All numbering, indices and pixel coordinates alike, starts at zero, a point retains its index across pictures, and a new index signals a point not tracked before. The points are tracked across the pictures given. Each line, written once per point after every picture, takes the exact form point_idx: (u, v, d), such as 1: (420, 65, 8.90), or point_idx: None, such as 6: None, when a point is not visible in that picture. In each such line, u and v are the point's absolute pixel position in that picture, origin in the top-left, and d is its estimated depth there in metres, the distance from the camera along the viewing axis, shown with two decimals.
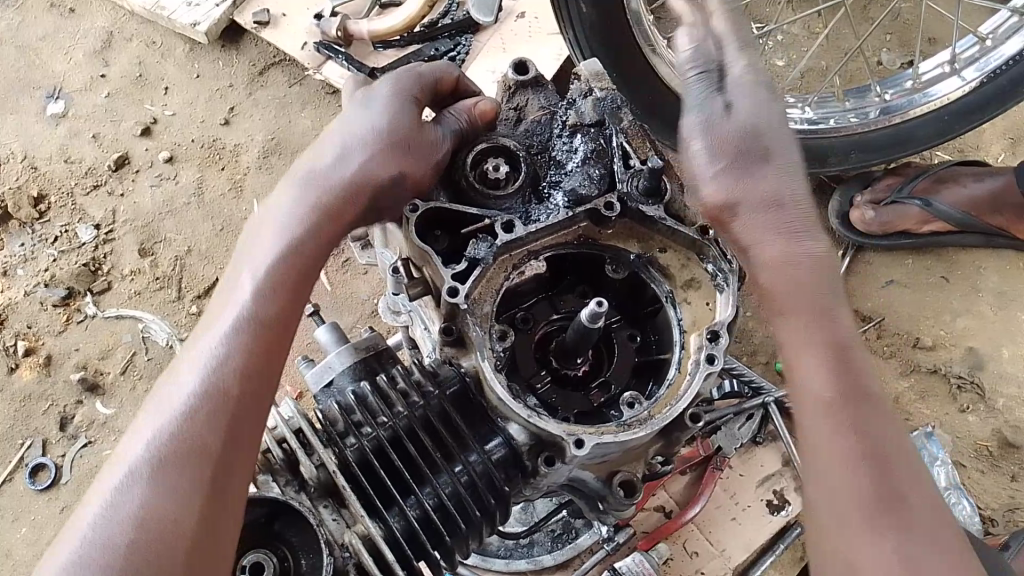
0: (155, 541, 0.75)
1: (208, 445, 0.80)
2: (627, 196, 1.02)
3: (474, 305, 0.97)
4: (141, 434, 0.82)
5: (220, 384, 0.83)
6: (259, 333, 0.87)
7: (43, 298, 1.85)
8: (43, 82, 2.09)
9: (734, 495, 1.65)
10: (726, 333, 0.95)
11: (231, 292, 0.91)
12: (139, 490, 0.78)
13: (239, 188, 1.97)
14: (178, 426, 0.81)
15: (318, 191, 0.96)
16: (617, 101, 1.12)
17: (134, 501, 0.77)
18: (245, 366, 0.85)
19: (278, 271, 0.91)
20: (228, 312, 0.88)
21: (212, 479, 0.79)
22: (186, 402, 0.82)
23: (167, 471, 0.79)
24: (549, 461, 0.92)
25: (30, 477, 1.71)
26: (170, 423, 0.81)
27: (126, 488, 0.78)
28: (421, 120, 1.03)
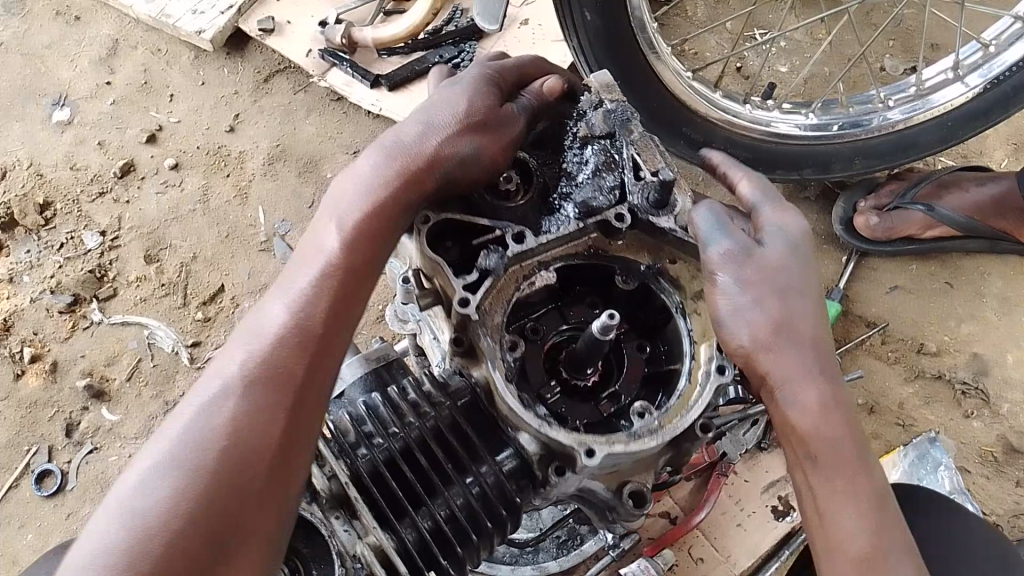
0: (226, 473, 0.73)
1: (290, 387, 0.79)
2: (638, 208, 1.03)
3: (485, 315, 0.96)
4: (226, 369, 0.80)
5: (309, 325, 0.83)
6: (341, 283, 0.86)
7: (48, 305, 1.86)
8: (49, 89, 2.10)
9: (740, 501, 1.66)
10: None
11: (290, 271, 0.88)
12: (222, 419, 0.76)
13: (244, 194, 1.98)
14: (265, 365, 0.79)
15: (381, 170, 0.93)
16: (627, 112, 1.12)
17: (217, 429, 0.75)
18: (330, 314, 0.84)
19: (341, 254, 0.88)
20: (317, 262, 0.87)
21: (289, 424, 0.78)
22: (274, 344, 0.81)
23: (251, 408, 0.77)
24: (560, 470, 0.93)
25: (36, 483, 1.71)
26: (222, 397, 0.77)
27: (208, 415, 0.76)
28: (494, 108, 1.03)
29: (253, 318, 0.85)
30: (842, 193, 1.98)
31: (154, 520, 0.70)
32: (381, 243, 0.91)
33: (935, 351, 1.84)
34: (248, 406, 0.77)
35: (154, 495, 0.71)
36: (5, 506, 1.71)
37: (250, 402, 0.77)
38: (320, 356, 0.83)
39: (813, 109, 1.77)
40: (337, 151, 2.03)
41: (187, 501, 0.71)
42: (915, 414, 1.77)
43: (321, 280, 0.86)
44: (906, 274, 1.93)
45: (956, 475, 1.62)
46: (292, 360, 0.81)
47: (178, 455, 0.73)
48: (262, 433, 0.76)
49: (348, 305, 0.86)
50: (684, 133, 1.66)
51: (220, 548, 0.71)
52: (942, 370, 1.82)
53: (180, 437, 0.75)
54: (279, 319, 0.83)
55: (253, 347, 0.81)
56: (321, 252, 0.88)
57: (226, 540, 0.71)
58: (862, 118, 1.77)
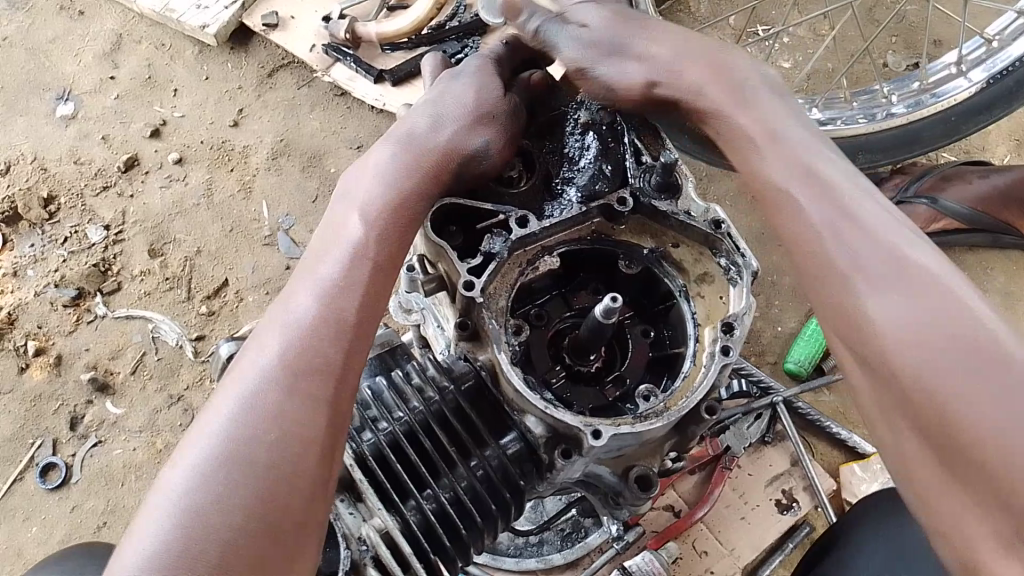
0: (276, 476, 0.74)
1: (329, 380, 0.81)
2: (640, 191, 1.03)
3: (489, 300, 0.98)
4: (258, 367, 0.81)
5: (341, 322, 0.84)
6: (371, 278, 0.88)
7: (53, 299, 1.86)
8: (53, 84, 2.10)
9: (744, 494, 1.66)
10: (741, 325, 0.96)
11: (308, 268, 0.89)
12: (265, 420, 0.77)
13: (249, 189, 1.98)
14: (301, 359, 0.81)
15: (402, 165, 0.94)
16: (628, 99, 1.13)
17: (261, 429, 0.76)
18: (361, 307, 0.86)
19: (367, 245, 0.89)
20: (342, 254, 0.89)
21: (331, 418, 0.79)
22: (307, 338, 0.82)
23: (293, 407, 0.78)
24: (566, 453, 0.93)
25: (40, 476, 1.72)
26: (253, 395, 0.79)
27: (249, 417, 0.77)
28: (499, 97, 1.03)
29: (274, 316, 0.85)
30: None
31: (207, 523, 0.71)
32: (406, 235, 0.93)
33: None
34: (282, 401, 0.78)
35: (199, 498, 0.72)
36: (11, 498, 1.72)
37: (285, 397, 0.78)
38: (346, 345, 0.84)
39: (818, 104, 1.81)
40: (341, 146, 2.03)
41: (234, 501, 0.73)
42: None
43: (344, 272, 0.87)
44: None
45: None
46: (319, 352, 0.82)
47: (217, 458, 0.75)
48: (305, 427, 0.77)
49: (377, 295, 0.88)
50: (689, 127, 1.67)
51: (276, 541, 0.72)
52: None
53: (217, 439, 0.76)
54: (302, 315, 0.84)
55: (279, 343, 0.82)
56: (345, 244, 0.89)
57: (278, 533, 0.73)
58: (864, 112, 1.78)
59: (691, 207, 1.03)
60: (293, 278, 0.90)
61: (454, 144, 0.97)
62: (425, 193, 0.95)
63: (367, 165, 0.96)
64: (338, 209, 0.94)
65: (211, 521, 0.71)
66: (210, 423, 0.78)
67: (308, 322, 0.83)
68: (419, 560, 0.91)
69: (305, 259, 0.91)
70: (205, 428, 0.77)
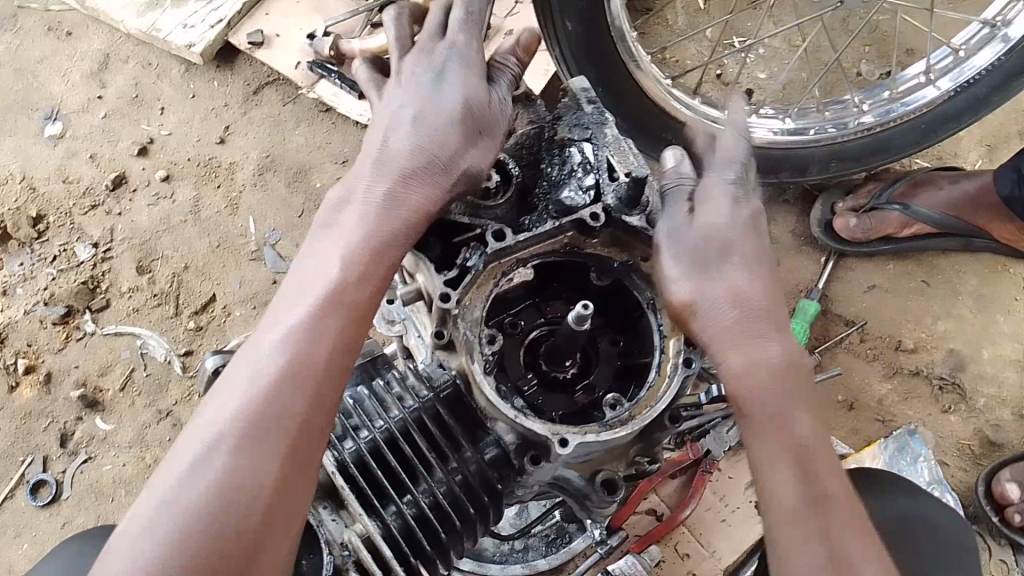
0: (247, 484, 0.80)
1: (304, 396, 0.86)
2: (612, 207, 1.05)
3: (465, 311, 1.00)
4: (244, 377, 0.87)
5: (321, 338, 0.90)
6: (352, 294, 0.94)
7: (42, 317, 1.88)
8: (41, 103, 2.12)
9: (724, 497, 1.69)
10: (702, 335, 1.00)
11: (308, 266, 0.95)
12: (244, 430, 0.83)
13: (235, 205, 2.01)
14: (281, 374, 0.86)
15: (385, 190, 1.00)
16: (603, 117, 1.16)
17: (240, 437, 0.83)
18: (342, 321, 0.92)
19: (349, 264, 0.95)
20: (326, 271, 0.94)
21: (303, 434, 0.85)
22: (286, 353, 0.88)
23: (270, 419, 0.84)
24: (536, 460, 0.96)
25: (31, 493, 1.74)
26: (259, 388, 0.85)
27: (232, 426, 0.83)
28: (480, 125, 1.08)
29: (276, 312, 0.92)
30: (820, 194, 2.02)
31: (211, 501, 0.79)
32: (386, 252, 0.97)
33: (912, 347, 1.90)
34: (283, 394, 0.85)
35: (206, 479, 0.80)
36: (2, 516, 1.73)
37: (274, 402, 0.85)
38: (346, 344, 0.90)
39: (790, 115, 1.81)
40: (326, 161, 2.06)
41: (234, 485, 0.80)
42: (894, 411, 1.84)
43: (336, 282, 0.93)
44: (884, 273, 1.98)
45: (935, 467, 1.72)
46: (319, 351, 0.88)
47: (223, 443, 0.82)
48: (280, 442, 0.83)
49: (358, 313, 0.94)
50: (665, 139, 1.70)
51: (267, 524, 0.80)
52: (919, 366, 1.88)
53: (225, 426, 0.83)
54: (302, 313, 0.90)
55: (283, 339, 0.88)
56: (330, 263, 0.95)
57: (255, 527, 0.79)
58: (837, 122, 1.81)
59: (661, 220, 1.07)
60: (294, 273, 0.96)
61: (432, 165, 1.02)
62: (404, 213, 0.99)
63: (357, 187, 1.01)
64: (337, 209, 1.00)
65: (212, 501, 0.79)
66: (217, 407, 0.85)
67: (310, 321, 0.89)
68: (399, 564, 0.95)
69: (304, 255, 0.97)
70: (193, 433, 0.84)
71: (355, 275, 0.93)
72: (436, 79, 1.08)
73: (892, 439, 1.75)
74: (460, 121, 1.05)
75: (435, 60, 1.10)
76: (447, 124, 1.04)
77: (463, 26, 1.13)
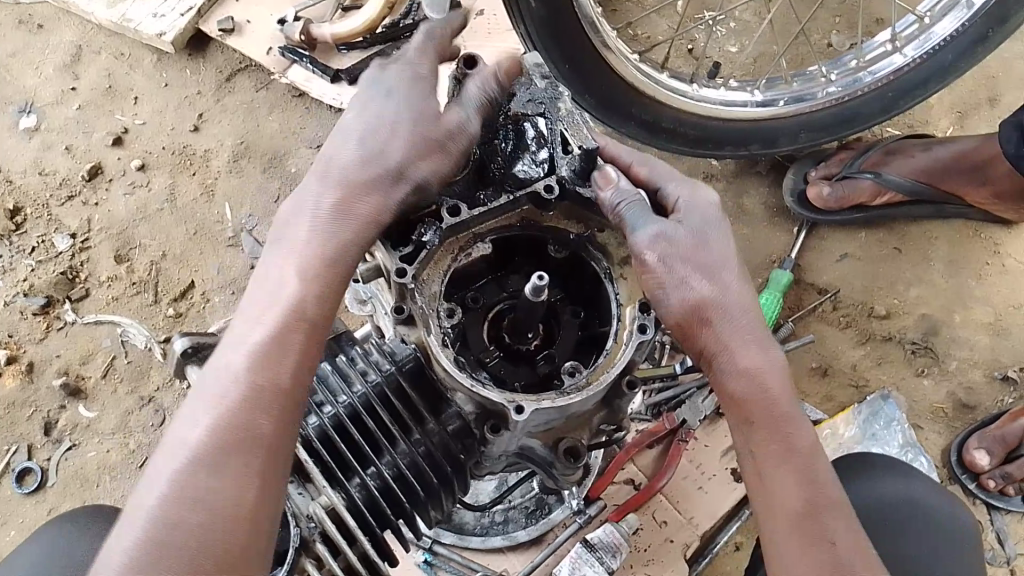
0: (212, 522, 0.80)
1: (262, 428, 0.86)
2: (566, 179, 1.06)
3: (422, 285, 1.03)
4: (197, 414, 0.86)
5: (274, 367, 0.89)
6: (305, 314, 0.92)
7: (23, 308, 1.90)
8: (14, 97, 2.13)
9: (700, 466, 1.71)
10: (657, 305, 1.02)
11: (262, 285, 0.94)
12: (205, 471, 0.82)
13: (211, 192, 2.02)
14: (235, 407, 0.85)
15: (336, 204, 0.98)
16: (557, 90, 1.12)
17: (201, 479, 0.82)
18: (299, 342, 0.91)
19: (303, 285, 0.93)
20: (278, 293, 0.93)
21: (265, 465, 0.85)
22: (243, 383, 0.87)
23: (228, 456, 0.83)
24: (496, 429, 0.98)
25: (16, 481, 1.76)
26: (220, 412, 0.85)
27: (191, 469, 0.82)
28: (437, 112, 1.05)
29: (231, 333, 0.91)
30: (793, 165, 2.04)
31: (178, 531, 0.79)
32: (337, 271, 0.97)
33: (885, 313, 1.92)
34: (246, 418, 0.85)
35: (171, 508, 0.80)
36: None
37: (238, 437, 0.84)
38: (305, 362, 0.90)
39: (758, 86, 1.81)
40: (300, 146, 2.07)
41: (201, 512, 0.80)
42: (868, 375, 1.86)
43: (291, 302, 0.92)
44: (856, 242, 1.99)
45: (909, 431, 1.75)
46: (277, 372, 0.88)
47: (189, 468, 0.82)
48: (241, 481, 0.83)
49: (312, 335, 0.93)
50: (633, 114, 1.71)
51: (239, 558, 0.80)
52: (893, 332, 1.91)
53: (191, 451, 0.83)
54: (261, 332, 0.89)
55: (245, 362, 0.88)
56: (281, 284, 0.93)
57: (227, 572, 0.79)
58: (806, 93, 1.82)
59: None
60: (248, 293, 0.94)
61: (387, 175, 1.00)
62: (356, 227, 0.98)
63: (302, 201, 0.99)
64: (288, 224, 0.98)
65: (181, 530, 0.79)
66: (178, 435, 0.85)
67: (267, 340, 0.89)
68: (363, 533, 0.98)
69: (257, 274, 0.96)
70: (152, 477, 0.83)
71: (313, 293, 0.93)
72: (382, 87, 1.05)
73: (867, 404, 1.77)
74: (413, 128, 1.02)
75: (382, 70, 1.07)
76: (403, 128, 1.02)
77: (423, 39, 1.11)
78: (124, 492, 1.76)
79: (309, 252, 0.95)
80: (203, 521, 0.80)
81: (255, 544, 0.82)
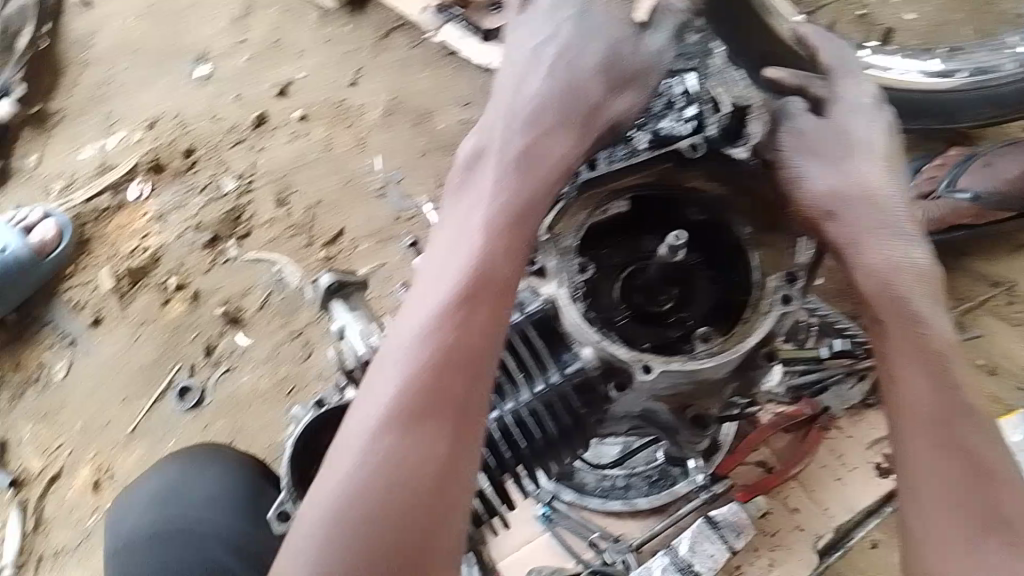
0: (402, 480, 0.84)
1: (447, 392, 0.89)
2: (711, 139, 1.06)
3: (555, 239, 1.04)
4: (385, 377, 0.90)
5: (455, 337, 0.90)
6: (485, 283, 0.93)
7: (192, 242, 2.07)
8: (192, 46, 2.30)
9: (841, 456, 1.68)
10: (802, 275, 1.01)
11: (443, 255, 0.96)
12: (394, 434, 0.86)
13: (364, 144, 2.12)
14: (420, 374, 0.89)
15: (513, 176, 0.98)
16: (707, 47, 1.15)
17: (390, 441, 0.86)
18: (480, 315, 0.92)
19: (483, 253, 0.94)
20: (458, 262, 0.94)
21: (452, 428, 0.88)
22: (427, 350, 0.90)
23: (415, 420, 0.87)
24: (621, 386, 1.01)
25: (179, 398, 1.94)
26: (408, 375, 0.89)
27: (382, 433, 0.86)
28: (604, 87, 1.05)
29: (416, 301, 0.95)
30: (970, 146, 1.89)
31: (377, 486, 0.84)
32: (518, 238, 0.96)
33: None
34: (434, 380, 0.89)
35: (367, 463, 0.85)
36: (153, 416, 1.94)
37: (426, 404, 0.88)
38: (489, 328, 0.92)
39: (936, 56, 1.71)
40: (449, 104, 2.13)
41: (395, 468, 0.85)
42: None
43: (473, 269, 0.93)
44: None
45: None
46: (461, 335, 0.91)
47: (383, 426, 0.87)
48: (428, 445, 0.86)
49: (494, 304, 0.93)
50: None
51: (430, 514, 0.84)
52: None
53: (382, 410, 0.88)
54: (445, 299, 0.92)
55: (430, 328, 0.91)
56: (462, 253, 0.95)
57: (418, 530, 0.83)
58: (989, 66, 1.69)
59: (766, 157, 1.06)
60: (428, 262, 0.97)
61: (561, 147, 1.01)
62: (534, 199, 0.98)
63: (482, 170, 1.00)
64: (466, 193, 0.99)
65: (377, 484, 0.84)
66: (373, 395, 0.90)
67: (450, 306, 0.91)
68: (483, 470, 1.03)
69: (439, 242, 0.98)
70: (349, 434, 0.88)
71: (497, 260, 0.94)
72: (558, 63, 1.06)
73: None
74: (586, 109, 1.03)
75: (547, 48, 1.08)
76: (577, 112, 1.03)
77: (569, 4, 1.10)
78: (271, 417, 1.91)
79: (489, 217, 0.96)
80: (395, 481, 0.84)
81: (450, 499, 0.85)
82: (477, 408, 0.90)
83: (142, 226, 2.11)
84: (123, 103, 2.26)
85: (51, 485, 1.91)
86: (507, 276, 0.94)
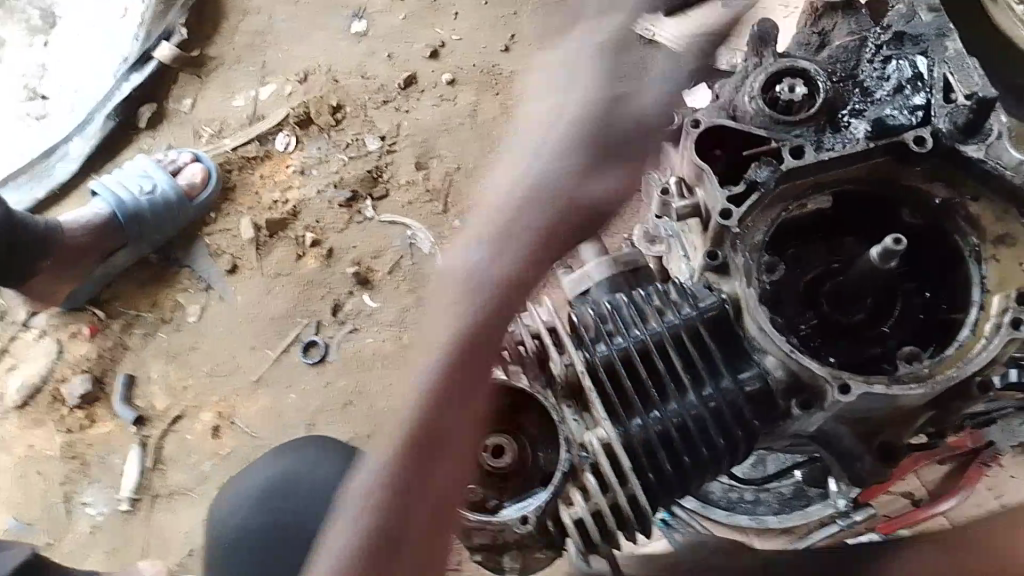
0: (402, 513, 0.89)
1: (441, 428, 0.91)
2: (941, 132, 0.93)
3: (745, 232, 0.94)
4: (416, 389, 0.94)
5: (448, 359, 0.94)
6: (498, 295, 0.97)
7: (331, 198, 2.07)
8: (350, 2, 2.29)
9: (1003, 496, 1.47)
10: None
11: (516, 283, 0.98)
12: (382, 462, 0.92)
13: (510, 113, 2.05)
14: (429, 397, 0.92)
15: (540, 201, 1.00)
16: (942, 29, 1.01)
17: (380, 468, 0.91)
18: (485, 319, 0.96)
19: (500, 268, 0.98)
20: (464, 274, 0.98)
21: (434, 453, 0.91)
22: (436, 368, 0.94)
23: (415, 451, 0.91)
24: (806, 405, 0.92)
25: (304, 352, 1.95)
26: (438, 363, 0.94)
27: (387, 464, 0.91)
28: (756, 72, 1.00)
29: (515, 310, 0.99)
30: None
31: (412, 443, 0.91)
32: (543, 254, 1.00)
33: None
34: (441, 408, 0.92)
35: (371, 493, 0.90)
36: (277, 367, 1.95)
37: (439, 427, 0.91)
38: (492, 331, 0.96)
39: None
40: None
41: (403, 490, 0.90)
42: None
43: (486, 287, 0.97)
44: None
45: None
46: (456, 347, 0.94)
47: (398, 453, 0.91)
48: (413, 467, 0.90)
49: (503, 310, 0.97)
50: None
51: (425, 544, 0.90)
52: None
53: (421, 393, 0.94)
54: (475, 313, 0.95)
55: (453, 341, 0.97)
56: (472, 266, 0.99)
57: (414, 553, 0.89)
58: None
59: (1006, 158, 0.93)
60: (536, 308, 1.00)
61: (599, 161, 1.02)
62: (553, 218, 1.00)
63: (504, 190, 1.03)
64: (528, 205, 1.00)
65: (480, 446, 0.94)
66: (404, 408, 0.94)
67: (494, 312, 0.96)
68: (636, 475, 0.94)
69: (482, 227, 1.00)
70: (379, 453, 0.93)
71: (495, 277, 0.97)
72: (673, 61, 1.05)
73: None
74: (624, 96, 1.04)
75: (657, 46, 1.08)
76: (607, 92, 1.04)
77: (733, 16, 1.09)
78: (391, 381, 1.88)
79: (527, 233, 0.99)
80: (399, 504, 0.89)
81: (439, 531, 0.90)
82: (468, 434, 0.93)
83: (285, 177, 2.12)
84: (278, 54, 2.27)
85: (174, 423, 1.95)
86: (533, 277, 0.99)
